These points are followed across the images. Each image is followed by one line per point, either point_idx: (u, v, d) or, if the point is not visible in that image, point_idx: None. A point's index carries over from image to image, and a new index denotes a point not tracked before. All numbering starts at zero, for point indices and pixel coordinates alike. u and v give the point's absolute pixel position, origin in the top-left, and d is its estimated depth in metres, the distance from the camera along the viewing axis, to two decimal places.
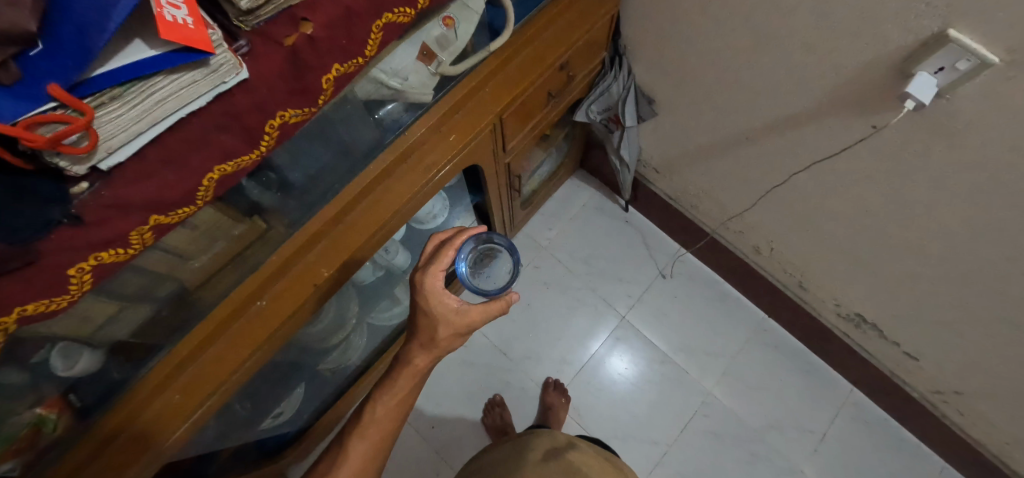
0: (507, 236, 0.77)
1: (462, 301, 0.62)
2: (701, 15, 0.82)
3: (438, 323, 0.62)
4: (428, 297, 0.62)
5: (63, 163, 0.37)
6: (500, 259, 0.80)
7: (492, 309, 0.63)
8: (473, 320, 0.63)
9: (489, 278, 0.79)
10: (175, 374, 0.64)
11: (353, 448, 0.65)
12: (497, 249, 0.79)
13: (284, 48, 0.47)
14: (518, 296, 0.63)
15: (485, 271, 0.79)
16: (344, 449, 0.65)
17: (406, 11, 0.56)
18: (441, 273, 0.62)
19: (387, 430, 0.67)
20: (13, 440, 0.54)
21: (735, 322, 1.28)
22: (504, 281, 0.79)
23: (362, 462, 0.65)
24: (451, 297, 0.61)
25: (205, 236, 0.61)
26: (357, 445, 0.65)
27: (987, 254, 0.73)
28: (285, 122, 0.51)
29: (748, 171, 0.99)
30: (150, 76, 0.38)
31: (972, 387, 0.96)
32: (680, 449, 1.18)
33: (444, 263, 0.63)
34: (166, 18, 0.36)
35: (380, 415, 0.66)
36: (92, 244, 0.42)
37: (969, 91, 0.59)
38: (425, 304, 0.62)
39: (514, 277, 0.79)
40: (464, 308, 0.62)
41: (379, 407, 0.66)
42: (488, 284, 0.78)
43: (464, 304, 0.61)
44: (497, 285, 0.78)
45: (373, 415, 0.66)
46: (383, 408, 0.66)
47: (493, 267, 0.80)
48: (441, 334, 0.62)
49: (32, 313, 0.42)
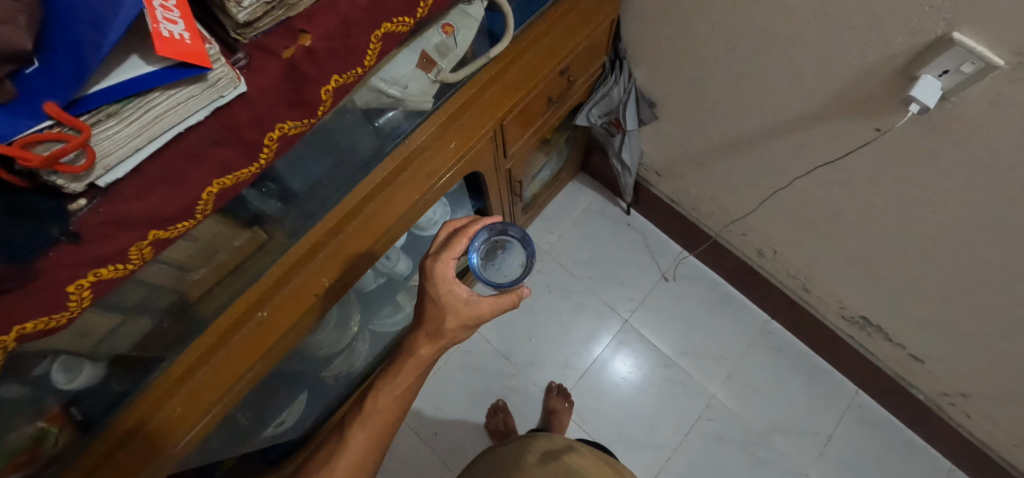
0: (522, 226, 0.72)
1: (472, 291, 0.60)
2: (702, 18, 0.81)
3: (447, 312, 0.60)
4: (438, 285, 0.60)
5: (60, 181, 0.37)
6: (513, 251, 0.74)
7: (502, 302, 0.62)
8: (482, 312, 0.62)
9: (500, 271, 0.73)
10: (176, 386, 0.64)
11: (353, 439, 0.64)
12: (510, 240, 0.73)
13: (282, 60, 0.46)
14: (529, 291, 0.63)
15: (498, 264, 0.73)
16: (345, 440, 0.65)
17: (405, 20, 0.56)
18: (453, 261, 0.60)
19: (389, 420, 0.66)
20: (13, 456, 0.54)
21: (738, 325, 1.28)
22: (516, 275, 0.72)
23: (362, 455, 0.64)
24: (462, 286, 0.60)
25: (206, 247, 0.61)
26: (358, 435, 0.65)
27: (993, 257, 0.72)
28: (284, 134, 0.51)
29: (750, 174, 0.98)
30: (147, 92, 0.38)
31: (979, 389, 0.95)
32: (685, 453, 1.18)
33: (457, 250, 0.60)
34: (162, 34, 0.36)
35: (381, 405, 0.65)
36: (91, 260, 0.42)
37: (976, 94, 0.58)
38: (434, 292, 0.60)
39: (527, 270, 0.72)
40: (474, 299, 0.61)
41: (382, 411, 0.65)
42: (500, 277, 0.72)
43: (474, 295, 0.60)
44: (511, 279, 0.71)
45: (374, 405, 0.65)
46: (386, 398, 0.65)
47: (506, 259, 0.74)
48: (448, 325, 0.61)
49: (31, 331, 0.42)
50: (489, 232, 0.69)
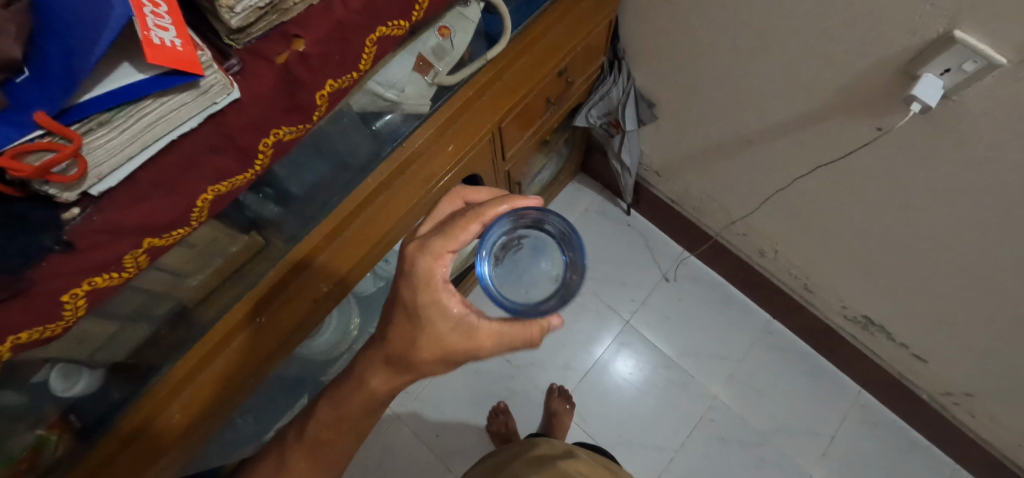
0: (564, 219, 0.53)
1: (467, 308, 0.48)
2: (701, 18, 0.81)
3: (427, 332, 0.49)
4: (423, 289, 0.47)
5: (52, 190, 0.36)
6: (547, 259, 0.53)
7: (507, 331, 0.49)
8: (477, 342, 0.49)
9: (525, 286, 0.52)
10: (174, 394, 0.63)
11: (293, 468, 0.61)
12: (547, 243, 0.54)
13: (276, 65, 0.46)
14: (557, 324, 0.49)
15: (522, 275, 0.52)
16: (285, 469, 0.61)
17: (401, 23, 0.55)
18: (447, 257, 0.47)
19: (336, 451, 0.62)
20: (12, 464, 0.54)
21: (740, 325, 1.27)
22: (544, 294, 0.52)
23: None
24: (453, 298, 0.47)
25: (203, 253, 0.61)
26: (300, 462, 0.61)
27: (997, 256, 0.71)
28: (279, 139, 0.51)
29: (751, 174, 0.97)
30: (138, 100, 0.38)
31: (983, 389, 0.94)
32: (688, 454, 1.17)
33: (456, 242, 0.47)
34: (153, 41, 0.35)
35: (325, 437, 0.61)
36: (85, 270, 0.42)
37: (979, 92, 0.57)
38: (416, 298, 0.47)
39: (563, 288, 0.52)
40: (467, 319, 0.48)
41: (331, 438, 0.61)
42: (522, 294, 0.52)
43: (468, 315, 0.48)
44: (540, 297, 0.51)
45: (317, 436, 0.61)
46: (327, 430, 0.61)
47: (537, 268, 0.53)
48: (425, 352, 0.49)
49: (26, 341, 0.41)
50: (513, 222, 0.52)
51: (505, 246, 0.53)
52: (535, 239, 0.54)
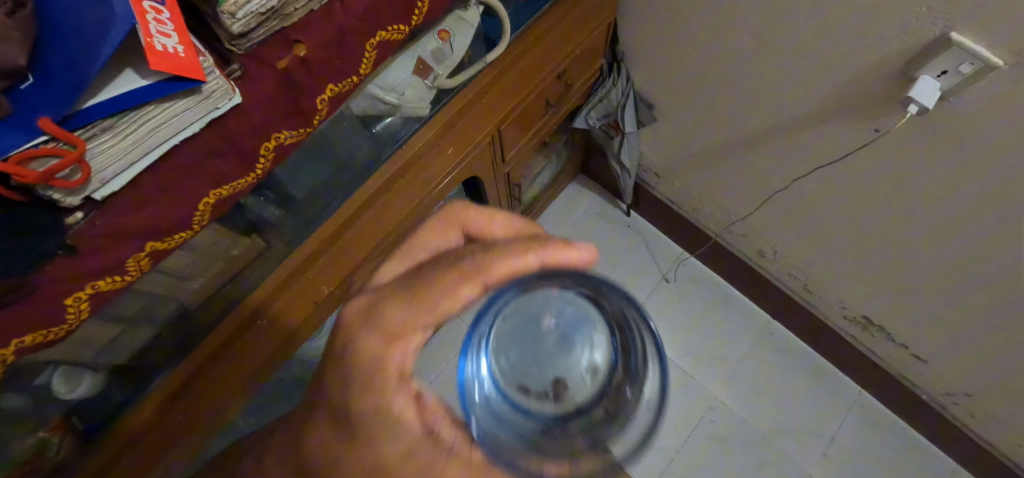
0: (632, 295, 0.31)
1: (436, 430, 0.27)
2: (699, 20, 0.81)
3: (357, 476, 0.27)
4: (365, 392, 0.28)
5: (55, 195, 0.37)
6: (586, 345, 0.31)
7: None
8: None
9: (543, 383, 0.30)
10: (176, 397, 0.63)
11: None
12: (592, 314, 0.32)
13: (276, 70, 0.47)
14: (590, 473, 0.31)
15: (543, 364, 0.31)
16: None
17: (400, 28, 0.56)
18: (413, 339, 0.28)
19: None
20: (15, 465, 0.54)
21: (741, 326, 1.27)
22: (568, 410, 0.30)
23: None
24: (415, 414, 0.28)
25: (204, 256, 0.61)
26: None
27: (995, 257, 0.72)
28: (279, 143, 0.51)
29: (750, 175, 0.98)
30: (141, 106, 0.38)
31: (983, 389, 0.94)
32: (688, 455, 1.17)
33: (428, 317, 0.27)
34: (155, 48, 0.36)
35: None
36: (88, 273, 0.42)
37: (975, 94, 0.58)
38: (353, 404, 0.28)
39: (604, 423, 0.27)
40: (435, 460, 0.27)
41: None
42: (530, 406, 0.29)
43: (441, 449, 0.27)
44: (559, 414, 0.29)
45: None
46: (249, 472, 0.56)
47: (568, 360, 0.31)
48: None
49: (29, 344, 0.42)
50: (535, 281, 0.31)
51: (521, 314, 0.31)
52: (576, 306, 0.32)
